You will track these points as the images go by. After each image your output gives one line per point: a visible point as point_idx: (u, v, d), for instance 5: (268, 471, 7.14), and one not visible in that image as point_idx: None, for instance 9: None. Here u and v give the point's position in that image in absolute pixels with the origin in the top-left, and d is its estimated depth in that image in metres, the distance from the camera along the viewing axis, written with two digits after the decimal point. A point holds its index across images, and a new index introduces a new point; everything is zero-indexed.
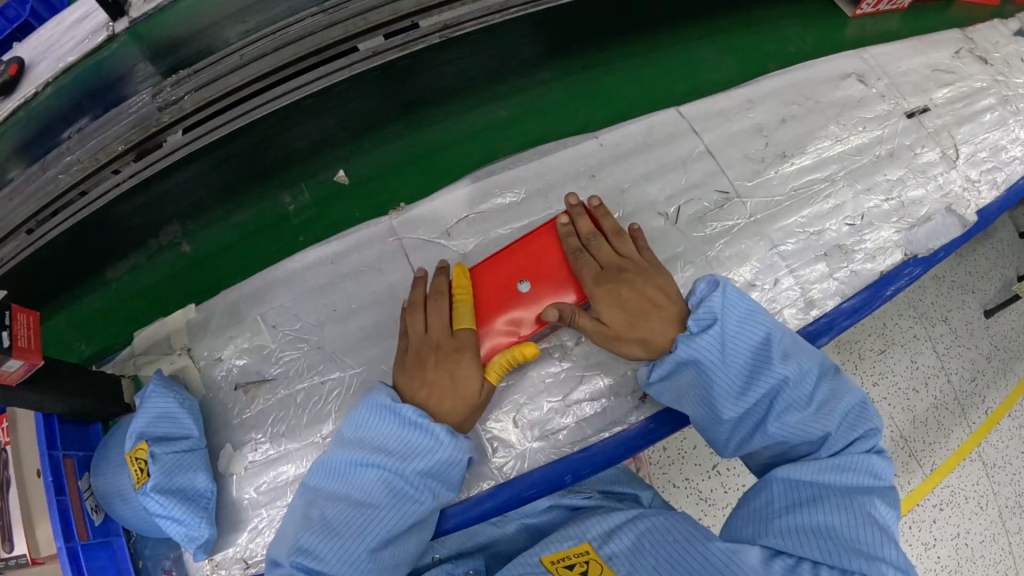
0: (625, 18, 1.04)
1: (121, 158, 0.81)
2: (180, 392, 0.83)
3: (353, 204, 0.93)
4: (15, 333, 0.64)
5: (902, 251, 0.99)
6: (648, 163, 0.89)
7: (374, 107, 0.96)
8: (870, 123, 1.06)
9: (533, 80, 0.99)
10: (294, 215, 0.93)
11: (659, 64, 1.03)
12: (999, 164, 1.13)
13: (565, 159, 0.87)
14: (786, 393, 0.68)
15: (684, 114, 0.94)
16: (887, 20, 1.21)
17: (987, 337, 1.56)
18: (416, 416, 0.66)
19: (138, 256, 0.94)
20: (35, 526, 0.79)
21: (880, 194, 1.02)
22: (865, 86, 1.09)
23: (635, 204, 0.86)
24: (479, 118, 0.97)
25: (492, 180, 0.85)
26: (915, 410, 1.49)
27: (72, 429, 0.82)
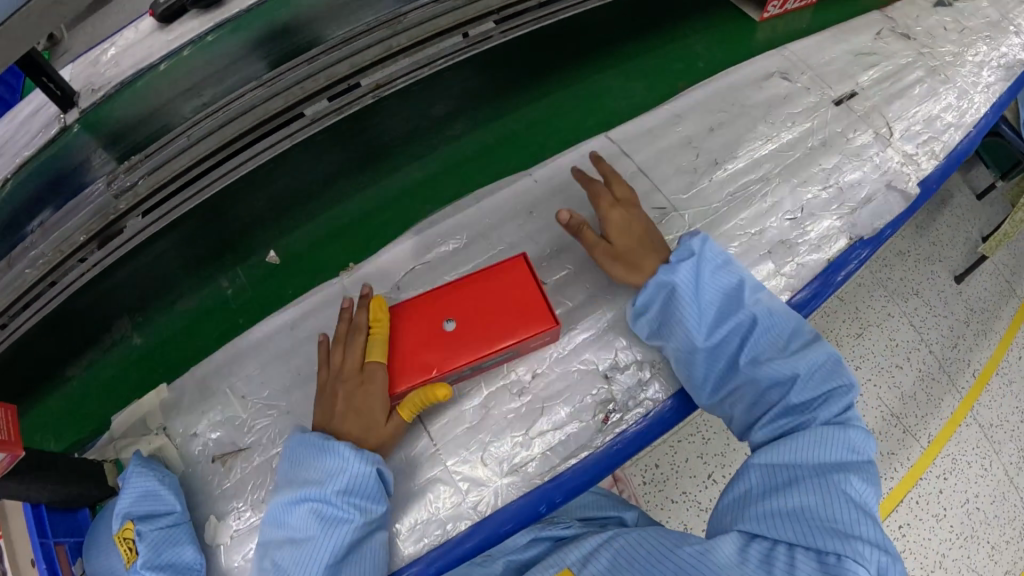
0: (547, 56, 1.11)
1: (85, 247, 0.85)
2: (162, 469, 0.86)
3: (287, 281, 0.96)
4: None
5: (845, 237, 1.01)
6: (583, 192, 0.93)
7: (321, 170, 1.02)
8: (799, 117, 1.10)
9: (445, 136, 1.05)
10: (232, 299, 0.96)
11: (581, 98, 1.09)
12: (935, 135, 1.16)
13: (502, 200, 0.92)
14: (755, 333, 0.74)
15: (612, 140, 1.00)
16: (800, 16, 1.25)
17: (961, 303, 1.61)
18: (323, 440, 0.71)
19: (93, 353, 0.95)
20: None
21: (818, 184, 1.04)
22: (789, 82, 1.13)
23: (575, 232, 0.89)
24: (401, 180, 1.02)
25: (434, 231, 0.89)
26: (904, 386, 1.50)
27: (61, 516, 0.84)
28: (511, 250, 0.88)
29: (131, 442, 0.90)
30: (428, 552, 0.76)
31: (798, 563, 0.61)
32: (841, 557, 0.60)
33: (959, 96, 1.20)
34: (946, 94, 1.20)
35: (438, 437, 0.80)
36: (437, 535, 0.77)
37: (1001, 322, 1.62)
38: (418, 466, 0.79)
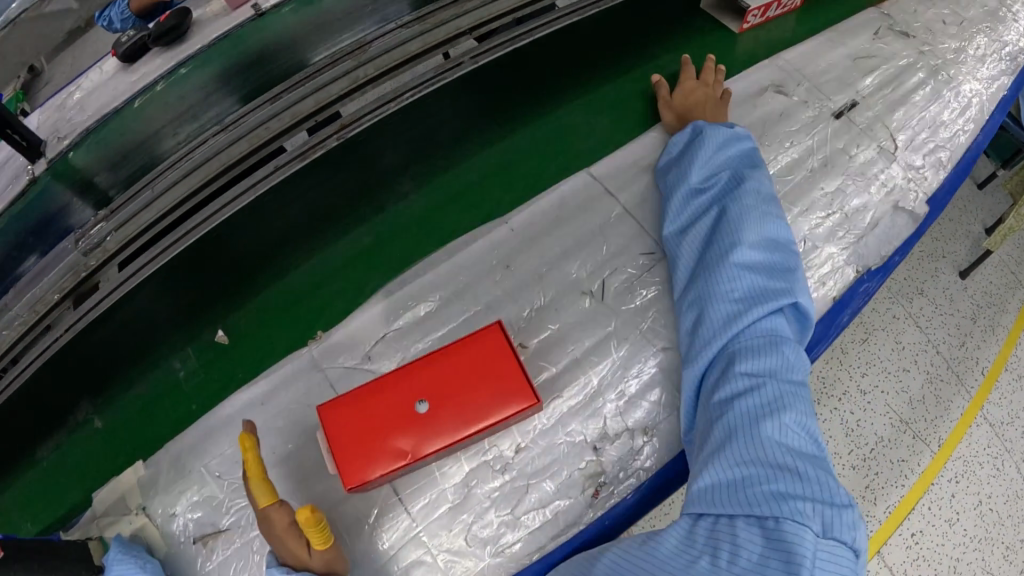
0: (524, 82, 1.02)
1: (60, 305, 0.85)
2: (145, 554, 0.81)
3: (235, 364, 0.88)
4: None
5: (852, 268, 0.94)
6: (564, 240, 0.86)
7: (287, 227, 0.94)
8: (796, 135, 1.02)
9: (396, 193, 0.94)
10: (185, 381, 0.90)
11: (566, 123, 0.99)
12: (941, 143, 1.08)
13: (477, 253, 0.85)
14: (742, 192, 0.82)
15: (596, 176, 0.92)
16: (783, 24, 1.14)
17: (968, 299, 1.53)
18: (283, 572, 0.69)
19: (58, 436, 0.89)
20: None
21: (819, 212, 0.97)
22: (784, 97, 1.05)
23: (557, 286, 0.82)
24: (368, 233, 0.92)
25: (404, 292, 0.83)
26: (912, 390, 1.42)
27: None
28: (490, 310, 0.81)
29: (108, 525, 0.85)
30: None
31: (739, 532, 0.62)
32: (779, 521, 0.59)
33: (964, 97, 1.12)
34: (950, 98, 1.12)
35: (419, 518, 0.76)
36: None
37: (1010, 316, 1.53)
38: (399, 549, 0.76)
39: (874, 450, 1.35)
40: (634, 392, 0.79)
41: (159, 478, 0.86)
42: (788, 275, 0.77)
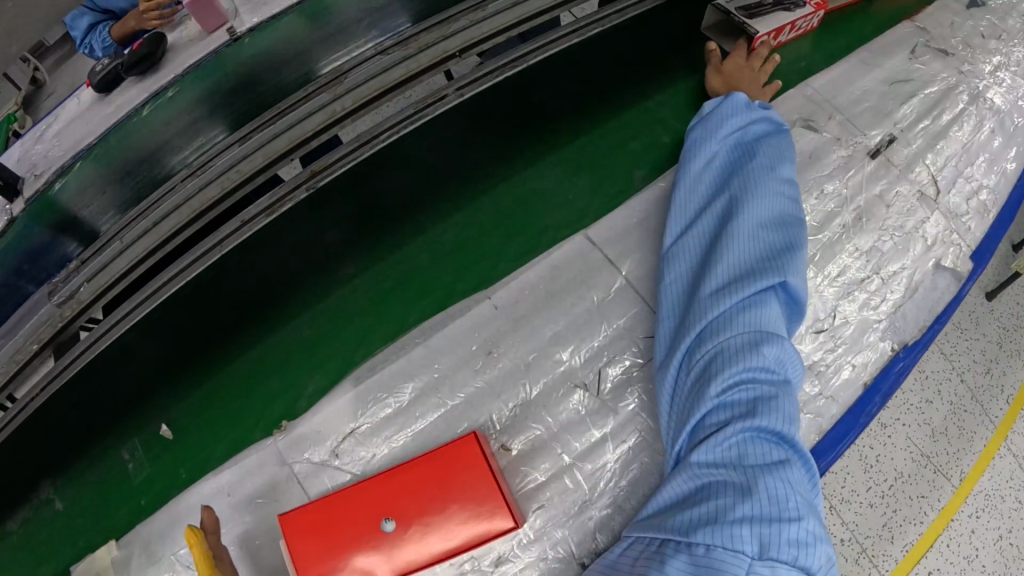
0: (501, 132, 0.95)
1: (39, 355, 0.89)
2: None
3: (175, 464, 0.87)
4: None
5: (889, 343, 0.85)
6: (557, 319, 0.77)
7: (237, 307, 0.91)
8: (822, 182, 0.90)
9: (338, 276, 0.89)
10: (133, 474, 0.88)
11: (524, 195, 0.90)
12: (985, 182, 0.94)
13: (458, 333, 0.76)
14: (743, 172, 0.78)
15: (594, 240, 0.82)
16: (807, 45, 1.01)
17: (994, 325, 1.33)
18: None
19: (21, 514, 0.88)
20: None
21: (848, 274, 0.86)
22: (816, 133, 0.92)
23: (547, 376, 0.74)
24: (318, 314, 0.88)
25: (375, 379, 0.75)
26: (933, 421, 1.25)
27: None
28: (474, 402, 0.73)
29: None
30: None
31: (670, 557, 0.57)
32: (710, 548, 0.55)
33: (1015, 126, 0.97)
34: (997, 127, 0.97)
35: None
36: None
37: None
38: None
39: (892, 486, 1.19)
40: (633, 498, 0.71)
41: (130, 562, 0.83)
42: (790, 261, 0.71)
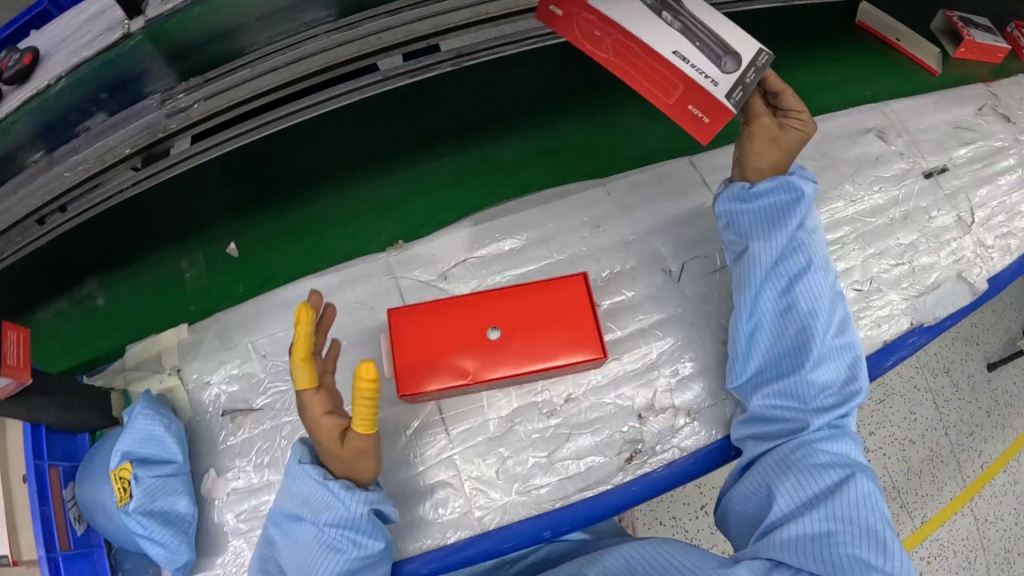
0: (595, 71, 1.11)
1: (126, 160, 0.87)
2: (169, 416, 0.86)
3: (235, 279, 1.03)
4: (5, 352, 0.74)
5: (908, 319, 0.98)
6: (655, 216, 0.88)
7: (332, 155, 1.06)
8: (886, 183, 1.03)
9: (429, 154, 1.06)
10: (188, 282, 1.04)
11: (590, 130, 1.09)
12: (1014, 231, 1.07)
13: (573, 205, 0.86)
14: (818, 266, 0.74)
15: (697, 165, 0.93)
16: (891, 77, 1.16)
17: (987, 393, 1.46)
18: (319, 475, 0.68)
19: (61, 302, 1.04)
20: (18, 533, 0.95)
21: (889, 259, 1.00)
22: (884, 143, 1.05)
23: (639, 257, 0.85)
24: (409, 177, 1.05)
25: (494, 224, 0.83)
26: (910, 461, 1.39)
27: (60, 437, 0.95)
28: (573, 262, 0.83)
29: (141, 376, 0.91)
30: (422, 554, 0.75)
31: None
32: None
33: None
34: None
35: (455, 441, 0.78)
36: (433, 541, 0.75)
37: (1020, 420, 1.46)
38: (430, 466, 0.77)
39: None
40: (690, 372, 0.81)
41: (200, 345, 0.89)
42: (859, 350, 0.76)
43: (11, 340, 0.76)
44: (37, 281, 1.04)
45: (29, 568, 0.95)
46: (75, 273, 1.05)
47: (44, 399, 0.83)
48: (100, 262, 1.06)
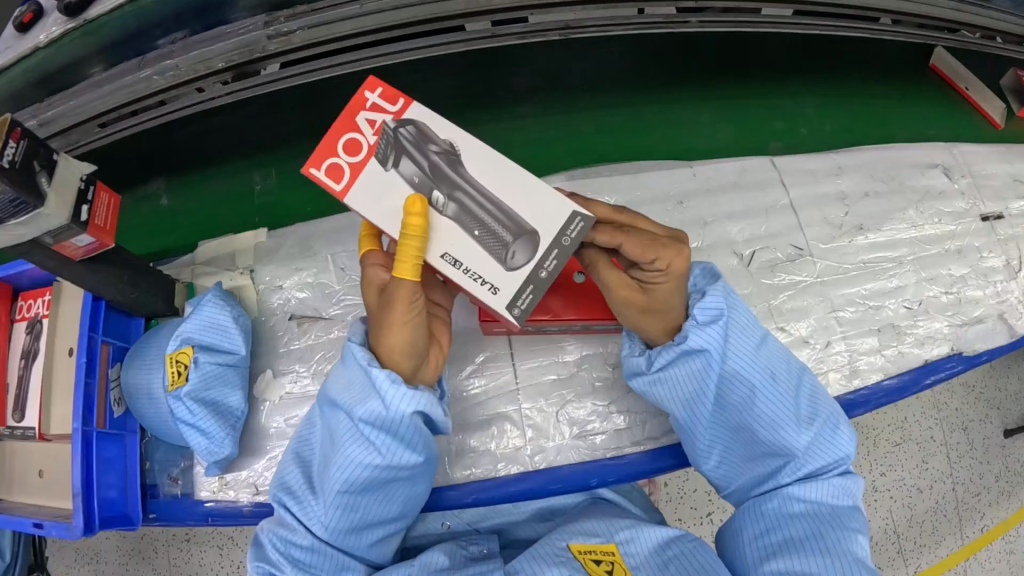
0: (686, 62, 1.15)
1: (216, 74, 0.92)
2: (237, 308, 0.90)
3: (307, 199, 1.08)
4: (93, 210, 0.77)
5: (949, 346, 1.00)
6: (734, 203, 0.94)
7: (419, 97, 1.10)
8: (944, 217, 1.06)
9: (513, 113, 1.11)
10: (257, 194, 1.10)
11: (668, 117, 1.12)
12: None
13: (657, 180, 0.94)
14: (756, 395, 0.69)
15: (777, 165, 0.98)
16: (961, 120, 1.19)
17: (1001, 459, 1.42)
18: (366, 358, 0.66)
19: (126, 196, 1.12)
20: (50, 405, 0.95)
21: (940, 286, 1.03)
22: (948, 180, 1.08)
23: (715, 238, 0.92)
24: (494, 132, 1.10)
25: (587, 182, 0.93)
26: (914, 509, 1.38)
27: (115, 317, 0.95)
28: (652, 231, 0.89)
29: (209, 273, 0.95)
30: (471, 482, 0.78)
31: None
32: None
33: None
34: None
35: (520, 378, 0.80)
36: (482, 471, 0.79)
37: None
38: (490, 397, 0.80)
39: None
40: None
41: (279, 251, 0.96)
42: (838, 433, 0.70)
43: (102, 202, 0.79)
44: (123, 170, 1.12)
45: (60, 443, 0.96)
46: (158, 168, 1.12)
47: (114, 274, 0.86)
48: (180, 162, 1.12)
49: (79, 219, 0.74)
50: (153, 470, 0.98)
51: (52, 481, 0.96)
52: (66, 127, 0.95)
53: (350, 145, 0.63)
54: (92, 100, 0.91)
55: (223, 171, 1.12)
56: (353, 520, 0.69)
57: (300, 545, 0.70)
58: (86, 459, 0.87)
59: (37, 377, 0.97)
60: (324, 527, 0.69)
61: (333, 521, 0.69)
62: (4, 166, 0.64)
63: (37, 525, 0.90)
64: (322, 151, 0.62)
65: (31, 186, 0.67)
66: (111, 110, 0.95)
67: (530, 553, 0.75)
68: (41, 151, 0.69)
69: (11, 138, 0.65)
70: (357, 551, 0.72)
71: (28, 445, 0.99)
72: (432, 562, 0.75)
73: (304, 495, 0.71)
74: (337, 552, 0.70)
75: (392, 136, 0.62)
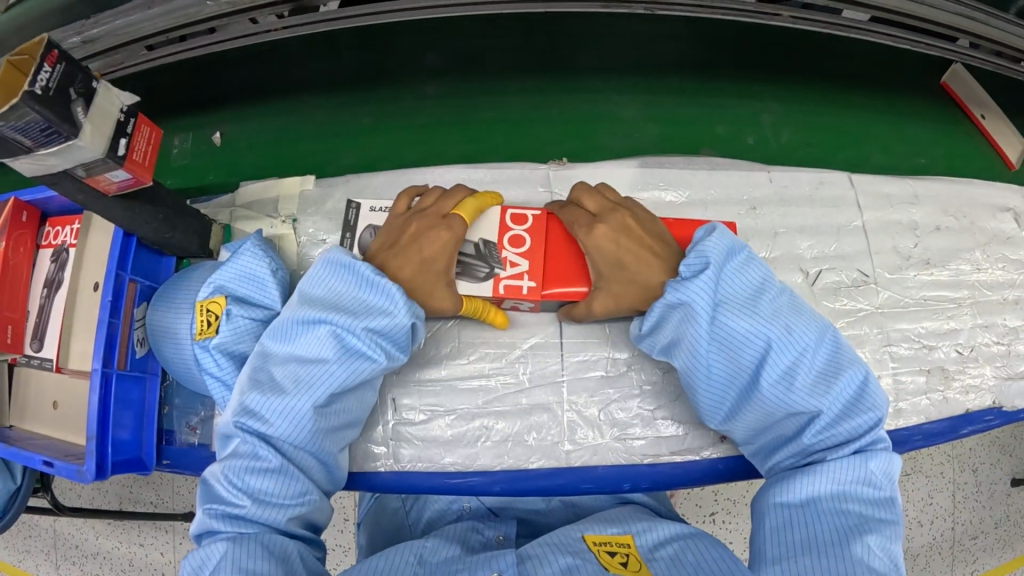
0: (761, 55, 1.06)
1: (277, 7, 0.86)
2: (275, 260, 0.87)
3: (208, 167, 1.05)
4: (133, 146, 0.69)
5: (991, 398, 0.93)
6: (807, 216, 0.93)
7: (474, 57, 1.04)
8: (1012, 266, 0.98)
9: (413, 91, 1.03)
10: (173, 157, 1.05)
11: (726, 110, 1.04)
12: None
13: (734, 178, 0.94)
14: (768, 352, 0.69)
15: (854, 182, 0.96)
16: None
17: (1012, 509, 1.22)
18: (371, 274, 0.71)
19: (170, 122, 1.07)
20: (72, 341, 0.91)
21: (993, 335, 0.95)
22: (1019, 226, 1.00)
23: (784, 251, 0.92)
24: (555, 103, 1.03)
25: (658, 172, 0.93)
26: (910, 540, 1.19)
27: (145, 257, 0.90)
28: None
29: (249, 216, 0.95)
30: (501, 471, 0.79)
31: None
32: None
33: None
34: None
35: (566, 370, 0.83)
36: (515, 461, 0.80)
37: None
38: (534, 385, 0.82)
39: None
40: None
41: (330, 200, 0.95)
42: (866, 410, 0.66)
43: (143, 137, 0.71)
44: (166, 96, 1.06)
45: (77, 378, 0.92)
46: (204, 99, 1.06)
47: (146, 213, 0.79)
48: (224, 94, 1.06)
49: (116, 153, 0.67)
50: (171, 415, 0.95)
51: (66, 417, 0.92)
52: (116, 44, 0.89)
53: (520, 235, 0.79)
54: (143, 20, 0.85)
55: (267, 108, 1.05)
56: (326, 429, 0.70)
57: (267, 467, 0.66)
58: (102, 398, 0.83)
59: (58, 308, 0.92)
60: (296, 442, 0.68)
61: (304, 431, 0.68)
62: (36, 92, 0.56)
63: (46, 463, 0.86)
64: (537, 224, 0.80)
65: (64, 115, 0.60)
66: (159, 33, 0.89)
67: (544, 539, 0.71)
68: (79, 75, 0.61)
69: (46, 61, 0.58)
70: (311, 472, 0.70)
71: (44, 376, 0.95)
72: (441, 548, 0.71)
73: (270, 410, 0.67)
74: (303, 473, 0.68)
75: (494, 256, 0.78)
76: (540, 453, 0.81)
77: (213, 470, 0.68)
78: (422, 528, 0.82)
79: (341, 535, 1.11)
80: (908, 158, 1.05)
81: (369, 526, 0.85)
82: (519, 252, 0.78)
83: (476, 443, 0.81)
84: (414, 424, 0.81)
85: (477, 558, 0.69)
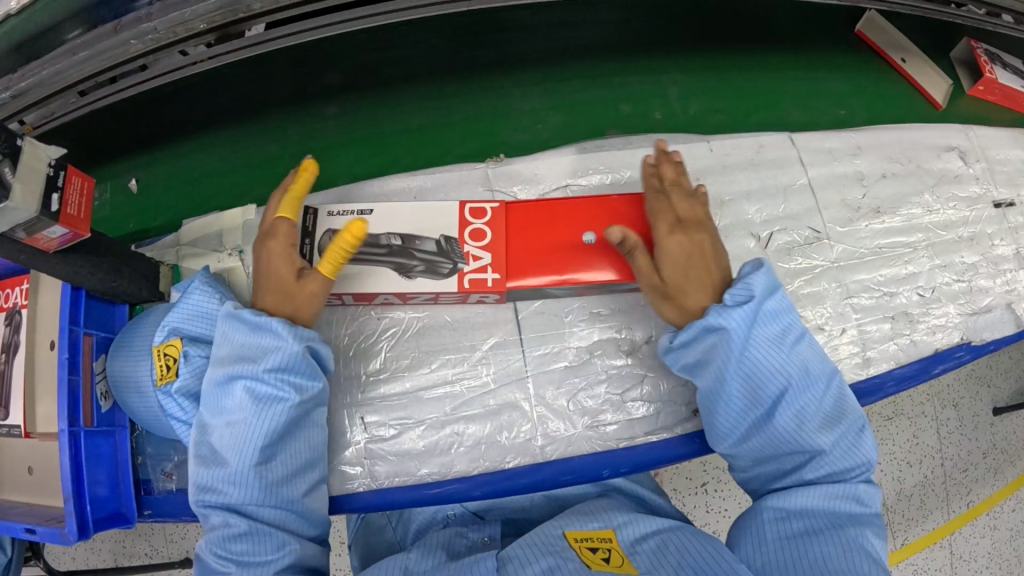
0: (692, 27, 1.06)
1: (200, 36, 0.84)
2: (226, 294, 0.86)
3: (130, 215, 1.03)
4: (66, 198, 0.67)
5: (959, 335, 0.95)
6: (752, 180, 0.94)
7: (408, 64, 1.03)
8: (962, 203, 0.99)
9: (316, 113, 1.02)
10: (97, 208, 1.04)
11: (663, 86, 1.04)
12: None
13: (676, 154, 0.94)
14: (792, 388, 0.69)
15: (795, 141, 0.97)
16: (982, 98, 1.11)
17: (996, 439, 1.24)
18: (254, 317, 0.71)
19: (109, 169, 1.05)
20: (34, 404, 0.89)
21: (952, 273, 0.96)
22: (963, 164, 1.01)
23: (733, 218, 0.92)
24: (494, 99, 1.02)
25: (599, 155, 0.94)
26: (903, 483, 1.20)
27: (97, 310, 0.88)
28: None
29: (195, 253, 0.94)
30: (479, 474, 0.79)
31: None
32: None
33: None
34: None
35: (531, 365, 0.83)
36: (491, 463, 0.80)
37: None
38: (501, 384, 0.82)
39: None
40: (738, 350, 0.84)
41: None
42: (862, 446, 0.69)
43: (75, 188, 0.69)
44: (102, 143, 1.04)
45: (45, 441, 0.90)
46: (142, 141, 1.04)
47: (89, 263, 0.77)
48: (162, 133, 1.04)
49: (50, 209, 0.65)
50: (146, 464, 0.93)
51: (39, 482, 0.91)
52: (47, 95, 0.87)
53: (481, 229, 0.79)
54: (65, 69, 0.83)
55: (206, 141, 1.04)
56: (279, 479, 0.69)
57: (238, 531, 0.66)
58: (73, 456, 0.82)
59: (16, 372, 0.90)
60: (255, 501, 0.67)
61: (255, 489, 0.67)
62: None
63: (28, 530, 0.85)
64: (497, 217, 0.79)
65: None
66: (87, 78, 0.87)
67: (523, 540, 0.70)
68: (2, 136, 0.61)
69: None
70: (290, 524, 0.70)
71: (10, 444, 0.93)
72: (426, 559, 0.70)
73: (219, 479, 0.68)
74: (273, 527, 0.68)
75: (457, 251, 0.77)
76: (516, 451, 0.80)
77: (201, 547, 0.68)
78: (409, 541, 0.81)
79: (339, 559, 1.10)
80: (852, 109, 1.05)
81: (358, 547, 0.85)
82: (482, 245, 0.78)
83: (450, 451, 0.81)
84: (386, 440, 0.81)
85: (462, 563, 0.68)
